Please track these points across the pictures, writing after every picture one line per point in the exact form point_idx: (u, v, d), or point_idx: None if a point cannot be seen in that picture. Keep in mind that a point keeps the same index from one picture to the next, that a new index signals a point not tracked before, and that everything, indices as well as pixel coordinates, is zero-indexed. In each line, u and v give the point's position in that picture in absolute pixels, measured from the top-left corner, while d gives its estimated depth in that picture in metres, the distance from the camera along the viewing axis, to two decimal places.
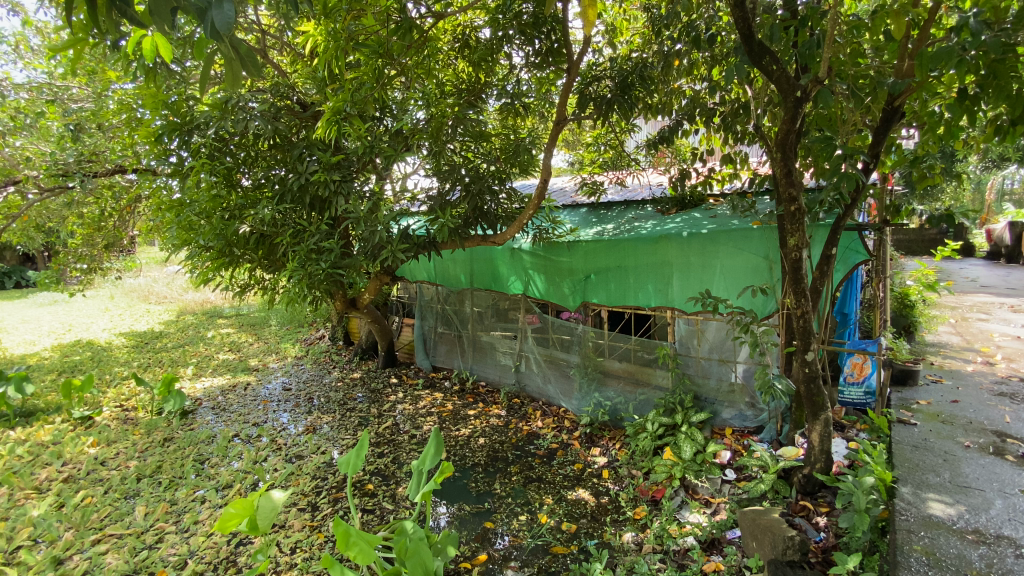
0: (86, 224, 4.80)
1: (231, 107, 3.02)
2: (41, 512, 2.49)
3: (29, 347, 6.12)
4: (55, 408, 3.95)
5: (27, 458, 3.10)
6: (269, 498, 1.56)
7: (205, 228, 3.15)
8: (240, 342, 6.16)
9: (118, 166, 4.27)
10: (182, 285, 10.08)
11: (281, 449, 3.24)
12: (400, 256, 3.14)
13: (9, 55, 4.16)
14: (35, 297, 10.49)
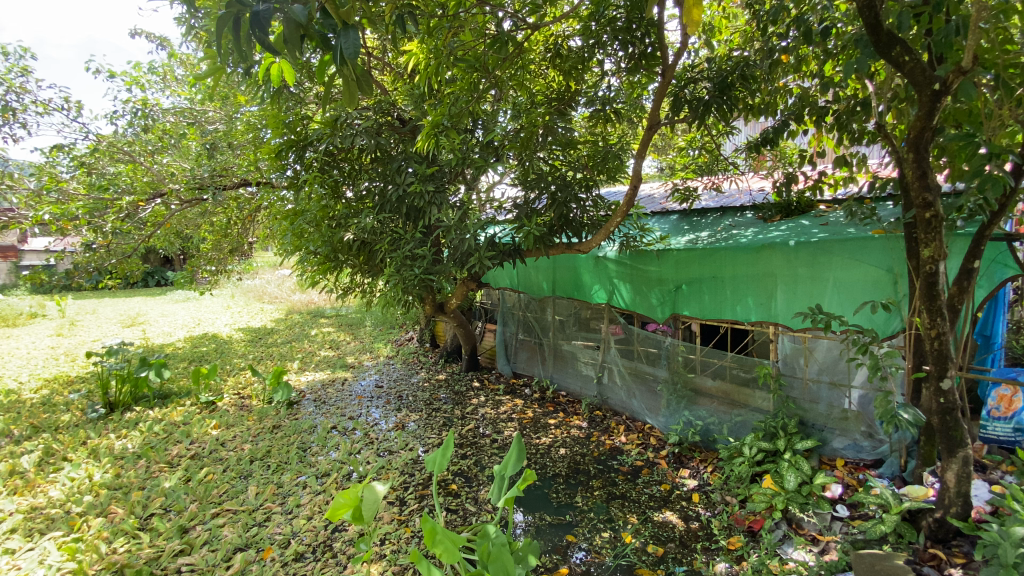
0: (217, 231, 5.46)
1: (339, 124, 3.28)
2: (173, 484, 2.84)
3: (167, 337, 7.06)
4: (186, 392, 4.50)
5: (163, 435, 3.55)
6: (372, 490, 1.58)
7: (314, 235, 3.44)
8: (338, 340, 6.64)
9: (242, 180, 4.81)
10: (290, 286, 11.09)
11: (373, 443, 3.43)
12: (487, 263, 3.20)
13: (160, 85, 4.84)
14: (174, 295, 12.06)
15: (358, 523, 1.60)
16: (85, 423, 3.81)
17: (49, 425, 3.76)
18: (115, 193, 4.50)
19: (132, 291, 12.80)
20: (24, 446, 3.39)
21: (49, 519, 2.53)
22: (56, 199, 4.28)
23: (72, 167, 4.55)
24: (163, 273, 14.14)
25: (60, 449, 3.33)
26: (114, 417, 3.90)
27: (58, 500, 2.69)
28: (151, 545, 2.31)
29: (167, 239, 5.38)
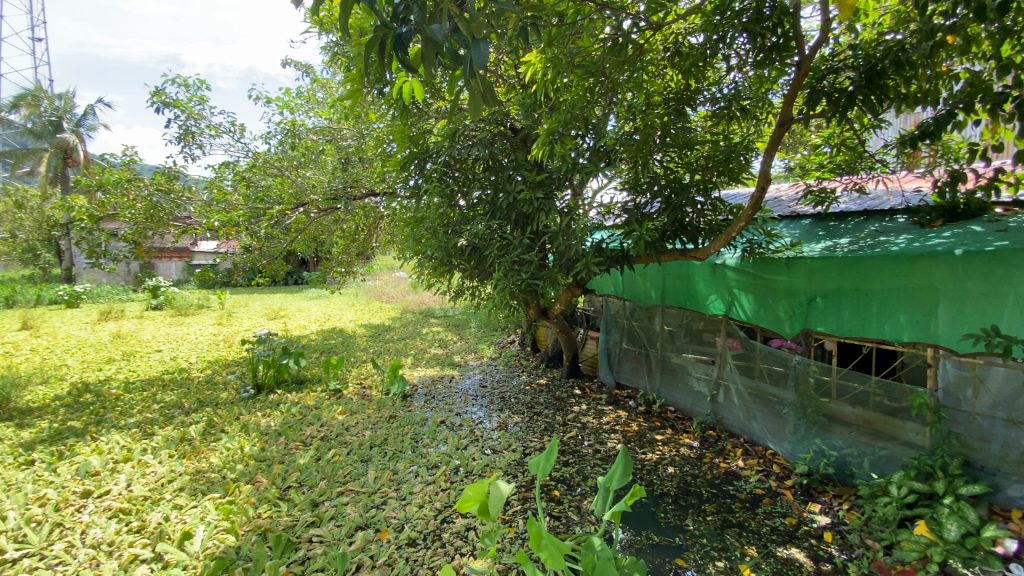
0: (347, 236, 6.05)
1: (457, 135, 3.45)
2: (306, 461, 3.19)
3: (303, 330, 7.97)
4: (317, 380, 5.03)
5: (299, 417, 4.00)
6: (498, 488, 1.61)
7: (431, 241, 3.66)
8: (446, 340, 6.98)
9: (369, 190, 5.28)
10: (405, 288, 11.94)
11: (478, 440, 3.55)
12: (595, 269, 3.16)
13: (306, 107, 5.49)
14: (309, 292, 13.60)
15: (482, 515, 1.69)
16: (239, 401, 4.43)
17: (212, 400, 4.42)
18: (267, 203, 5.19)
19: (274, 289, 14.59)
20: (194, 416, 4.02)
21: (210, 481, 2.97)
22: (222, 208, 5.15)
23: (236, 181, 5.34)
24: (300, 273, 15.95)
25: (219, 422, 3.90)
26: (261, 397, 4.47)
27: (218, 466, 3.15)
28: (288, 514, 2.61)
29: (306, 243, 6.08)
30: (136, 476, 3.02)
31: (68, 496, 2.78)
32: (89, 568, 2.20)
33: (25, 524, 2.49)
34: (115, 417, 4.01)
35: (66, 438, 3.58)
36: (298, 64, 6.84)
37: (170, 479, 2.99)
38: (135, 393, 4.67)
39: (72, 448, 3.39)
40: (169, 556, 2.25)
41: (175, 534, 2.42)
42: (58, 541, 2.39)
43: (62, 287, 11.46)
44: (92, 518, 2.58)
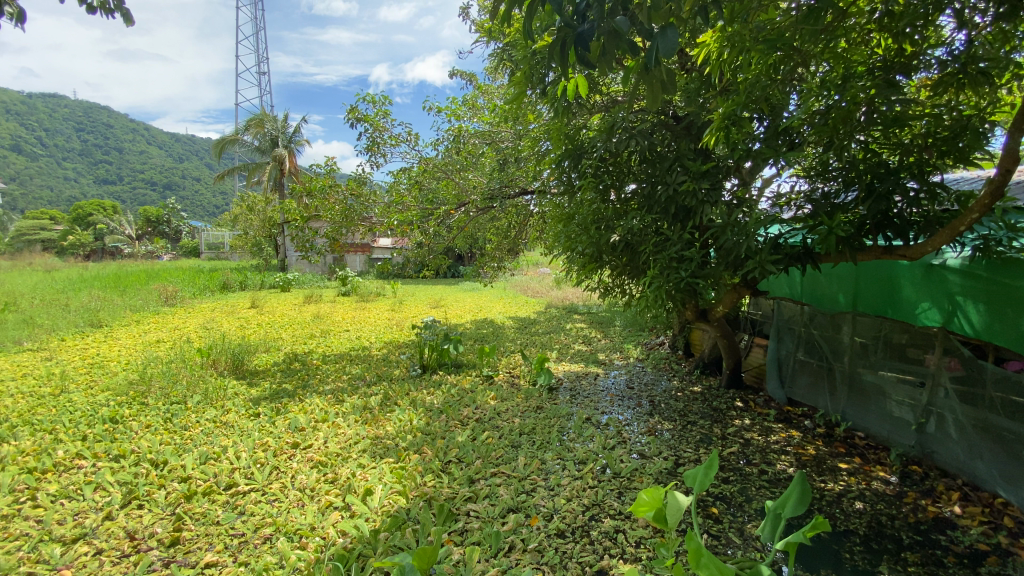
0: (501, 232, 6.39)
1: (616, 128, 3.39)
2: (464, 439, 3.45)
3: (459, 319, 8.65)
4: (472, 364, 5.41)
5: (457, 398, 4.35)
6: (676, 497, 1.64)
7: (583, 237, 3.64)
8: (592, 336, 6.95)
9: (523, 189, 5.49)
10: (550, 284, 12.23)
11: (626, 442, 3.46)
12: (769, 268, 2.83)
13: (471, 113, 5.91)
14: (463, 285, 14.74)
15: (662, 525, 1.70)
16: (407, 378, 4.99)
17: (386, 376, 5.05)
18: (436, 203, 5.74)
19: (434, 281, 16.09)
20: (373, 389, 4.63)
21: (386, 446, 3.40)
22: (399, 210, 5.92)
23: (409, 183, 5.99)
24: (456, 268, 17.36)
25: (392, 396, 4.43)
26: (425, 377, 4.97)
27: (392, 434, 3.59)
28: (449, 486, 2.85)
29: (464, 239, 6.56)
30: (330, 435, 3.59)
31: (283, 445, 3.42)
32: (298, 507, 2.67)
33: (253, 464, 3.14)
34: (315, 383, 4.82)
35: (282, 397, 4.40)
36: (464, 74, 7.41)
37: (356, 441, 3.49)
38: (330, 364, 5.56)
39: (285, 405, 4.17)
40: (355, 508, 2.63)
41: (359, 489, 2.81)
42: (276, 481, 2.95)
43: (278, 275, 14.10)
44: (299, 465, 3.13)
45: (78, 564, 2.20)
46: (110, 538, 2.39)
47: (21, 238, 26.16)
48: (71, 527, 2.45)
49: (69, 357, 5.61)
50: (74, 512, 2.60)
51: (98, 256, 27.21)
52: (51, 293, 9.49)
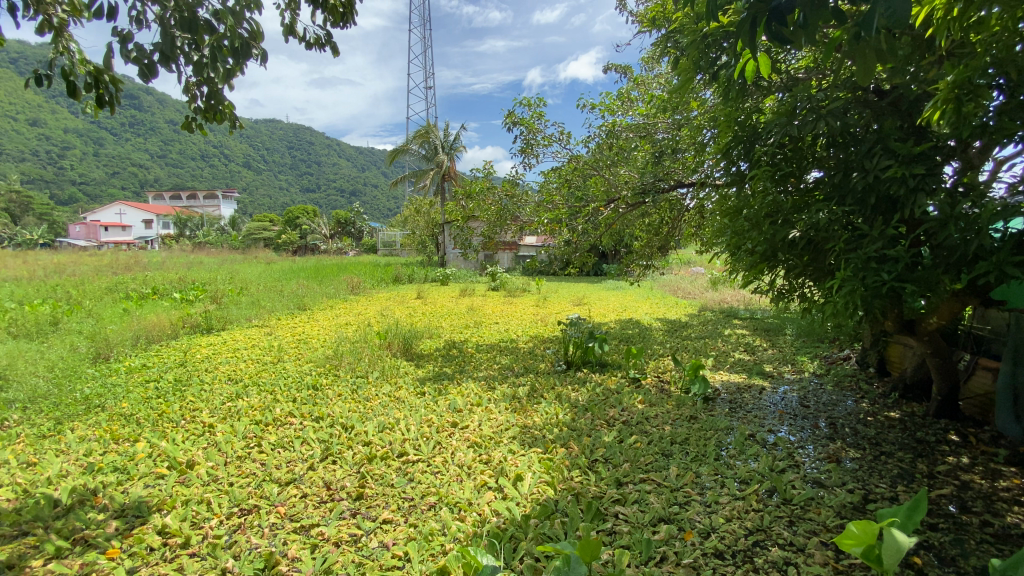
0: (654, 229, 6.13)
1: (798, 109, 2.99)
2: (611, 440, 3.40)
3: (604, 318, 8.55)
4: (618, 365, 5.30)
5: (602, 397, 4.30)
6: (893, 536, 1.36)
7: (754, 233, 3.29)
8: (755, 344, 6.29)
9: (679, 183, 5.19)
10: (703, 286, 11.44)
11: (798, 467, 3.05)
12: (1011, 271, 2.25)
13: (625, 107, 5.77)
14: (608, 283, 14.57)
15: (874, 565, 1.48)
16: (553, 373, 5.09)
17: (534, 368, 5.22)
18: (586, 200, 5.75)
19: (579, 279, 16.15)
20: (521, 380, 4.83)
21: (535, 437, 3.51)
22: (549, 208, 6.09)
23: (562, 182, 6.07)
24: (602, 266, 17.26)
25: (539, 389, 4.57)
26: (570, 373, 5.02)
27: (540, 426, 3.70)
28: (596, 484, 2.84)
29: (614, 237, 6.45)
30: (484, 419, 3.83)
31: (444, 423, 3.75)
32: (457, 481, 2.91)
33: (420, 438, 3.50)
34: (471, 369, 5.20)
35: (442, 379, 4.84)
36: (619, 69, 7.29)
37: (507, 428, 3.67)
38: (482, 353, 5.94)
39: (446, 387, 4.58)
40: (507, 491, 2.77)
41: (511, 474, 2.96)
42: (439, 455, 3.25)
43: (439, 269, 15.51)
44: (458, 443, 3.41)
45: (290, 503, 2.70)
46: (312, 485, 2.89)
47: (254, 237, 32.80)
48: (285, 472, 3.02)
49: (284, 333, 6.87)
50: (287, 460, 3.19)
51: (304, 251, 32.90)
52: (271, 281, 11.73)
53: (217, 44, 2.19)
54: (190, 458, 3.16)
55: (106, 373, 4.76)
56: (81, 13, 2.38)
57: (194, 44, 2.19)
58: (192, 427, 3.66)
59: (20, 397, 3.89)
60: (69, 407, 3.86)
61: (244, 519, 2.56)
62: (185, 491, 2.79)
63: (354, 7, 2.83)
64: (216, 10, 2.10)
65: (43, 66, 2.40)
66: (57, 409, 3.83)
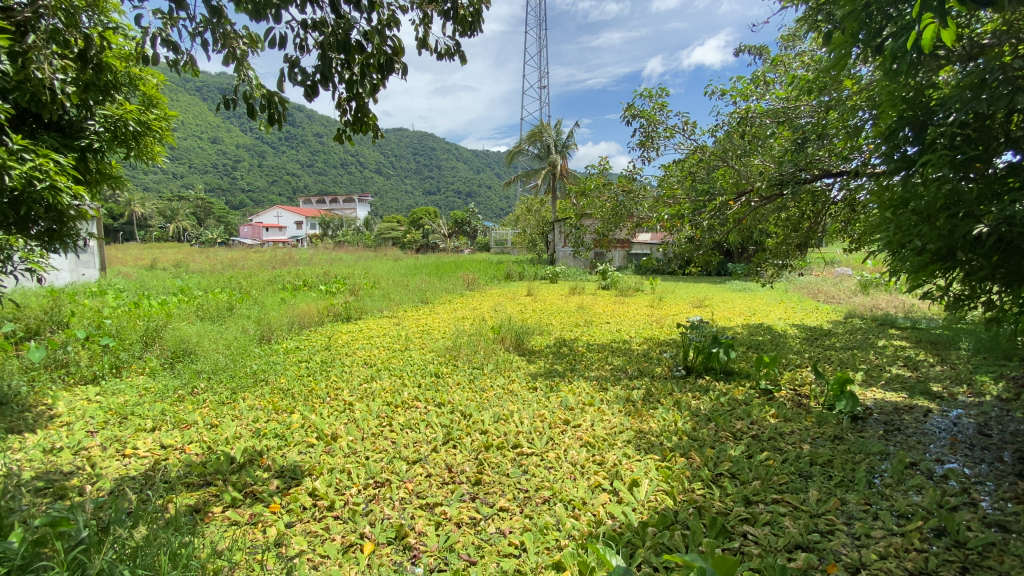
0: (791, 225, 5.54)
1: (988, 80, 2.48)
2: (738, 454, 3.15)
3: (728, 322, 7.94)
4: (746, 373, 4.88)
5: (728, 408, 4.00)
6: None
7: (923, 229, 2.81)
8: (918, 358, 5.39)
9: (825, 172, 4.61)
10: (850, 290, 10.08)
11: (978, 506, 2.55)
12: None
13: (761, 92, 5.28)
14: (733, 285, 13.51)
15: None
16: (671, 378, 4.85)
17: (649, 372, 5.03)
18: (711, 194, 5.38)
19: (700, 279, 15.22)
20: (636, 383, 4.68)
21: (651, 442, 3.38)
22: (670, 203, 5.80)
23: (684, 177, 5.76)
24: (727, 267, 16.08)
25: (656, 393, 4.38)
26: (690, 379, 4.75)
27: (657, 432, 3.56)
28: (721, 500, 2.65)
29: (744, 234, 5.95)
30: (597, 419, 3.79)
31: (557, 419, 3.79)
32: (571, 478, 2.92)
33: (533, 432, 3.57)
34: (583, 368, 5.17)
35: (554, 376, 4.88)
36: (754, 50, 6.70)
37: (621, 430, 3.59)
38: (594, 353, 5.87)
39: (558, 384, 4.60)
40: (623, 495, 2.70)
41: (626, 478, 2.89)
42: (552, 450, 3.28)
43: (550, 267, 15.63)
44: (571, 441, 3.41)
45: (416, 480, 2.92)
46: (435, 466, 3.10)
47: (385, 236, 35.94)
48: (412, 451, 3.27)
49: (410, 324, 7.45)
50: (414, 441, 3.45)
51: (427, 249, 35.26)
52: (399, 277, 12.75)
53: (366, 62, 2.44)
54: (334, 431, 3.57)
55: (268, 353, 5.57)
56: (258, 44, 2.78)
57: (346, 64, 2.46)
58: (335, 403, 4.13)
59: (206, 369, 4.72)
60: (241, 379, 4.59)
61: (378, 491, 2.82)
62: (330, 460, 3.16)
63: (482, 14, 2.94)
64: (365, 31, 2.33)
65: (229, 93, 2.84)
66: (233, 380, 4.58)
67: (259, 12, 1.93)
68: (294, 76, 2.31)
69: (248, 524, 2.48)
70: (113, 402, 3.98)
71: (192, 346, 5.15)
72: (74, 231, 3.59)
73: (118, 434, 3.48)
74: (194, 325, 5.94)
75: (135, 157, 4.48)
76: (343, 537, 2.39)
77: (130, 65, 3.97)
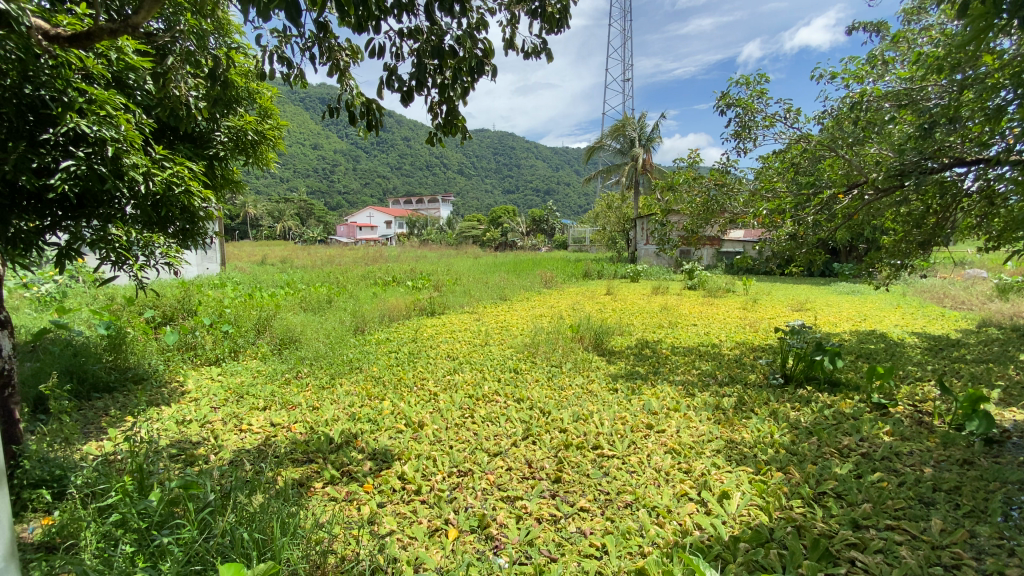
0: (912, 221, 4.93)
1: None
2: (844, 473, 2.87)
3: (833, 327, 7.25)
4: (855, 386, 4.42)
5: (832, 422, 3.66)
6: None
7: None
8: None
9: (956, 160, 4.05)
10: (985, 296, 8.79)
11: None
12: None
13: (878, 73, 4.75)
14: (838, 287, 12.32)
15: None
16: (766, 386, 4.52)
17: (742, 379, 4.73)
18: (817, 186, 4.94)
19: (800, 281, 14.04)
20: (727, 390, 4.42)
21: (743, 454, 3.19)
22: (769, 197, 5.40)
23: (783, 170, 5.35)
24: (831, 267, 14.70)
25: (749, 402, 4.12)
26: (788, 389, 4.40)
27: (750, 443, 3.34)
28: (824, 521, 2.43)
29: (854, 232, 5.39)
30: (683, 425, 3.63)
31: (640, 423, 3.69)
32: (655, 485, 2.83)
33: (615, 433, 3.50)
34: (667, 371, 4.98)
35: (636, 378, 4.74)
36: (870, 27, 6.05)
37: (710, 438, 3.42)
38: (679, 356, 5.64)
39: (640, 387, 4.47)
40: (712, 507, 2.57)
41: (716, 489, 2.74)
42: (634, 455, 3.20)
43: (631, 266, 15.22)
44: (654, 446, 3.31)
45: (497, 473, 2.99)
46: (516, 460, 3.14)
47: (467, 234, 37.03)
48: (493, 444, 3.35)
49: (489, 320, 7.63)
50: (496, 434, 3.52)
51: (507, 246, 35.79)
52: (478, 273, 13.06)
53: (459, 66, 2.53)
54: (420, 419, 3.75)
55: (362, 343, 5.97)
56: (359, 54, 2.97)
57: (440, 69, 2.56)
58: (421, 393, 4.33)
59: (309, 356, 5.16)
60: (338, 366, 4.97)
61: (462, 480, 2.92)
62: (417, 447, 3.32)
63: (569, 11, 2.92)
64: (458, 37, 2.41)
65: (333, 102, 3.07)
66: (331, 366, 4.97)
67: (362, 24, 2.06)
68: (393, 84, 2.45)
69: (344, 501, 2.68)
70: (231, 382, 4.47)
71: (297, 334, 5.65)
72: (203, 230, 4.07)
73: (236, 411, 3.91)
74: (299, 315, 6.52)
75: (252, 164, 4.97)
76: (429, 521, 2.51)
77: (248, 80, 4.43)
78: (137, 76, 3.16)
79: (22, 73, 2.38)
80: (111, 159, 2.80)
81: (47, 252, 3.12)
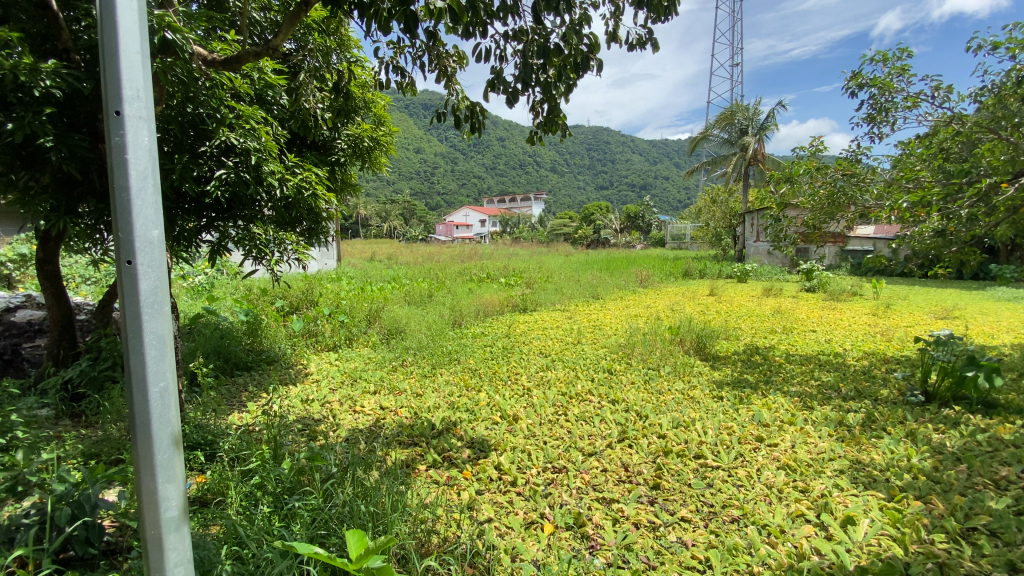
0: None
1: None
2: (1002, 507, 2.44)
3: (989, 339, 6.20)
4: (1019, 409, 3.74)
5: (986, 448, 3.14)
6: None
7: None
8: None
9: None
10: None
11: None
12: None
13: None
14: (998, 291, 10.49)
15: None
16: (902, 403, 3.99)
17: (871, 394, 4.21)
18: (973, 175, 4.26)
19: (945, 283, 12.18)
20: (852, 404, 3.97)
21: (872, 477, 2.86)
22: (911, 187, 4.73)
23: (927, 157, 4.67)
24: (989, 267, 12.55)
25: (880, 419, 3.67)
26: (929, 407, 3.85)
27: (881, 465, 2.98)
28: (973, 561, 2.10)
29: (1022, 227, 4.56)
30: (799, 441, 3.33)
31: (748, 434, 3.45)
32: (766, 502, 2.64)
33: (720, 444, 3.31)
34: (779, 381, 4.59)
35: (743, 386, 4.42)
36: None
37: (831, 457, 3.10)
38: (795, 364, 5.17)
39: (748, 396, 4.17)
40: (834, 532, 2.34)
41: (839, 513, 2.49)
42: (742, 468, 3.00)
43: (738, 266, 14.23)
44: (765, 461, 3.08)
45: (592, 473, 2.97)
46: (612, 462, 3.10)
47: (562, 231, 37.01)
48: (588, 444, 3.32)
49: (582, 318, 7.59)
50: (591, 434, 3.50)
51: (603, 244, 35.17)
52: (571, 271, 13.02)
53: (564, 63, 2.54)
54: (515, 413, 3.84)
55: (460, 336, 6.23)
56: (464, 59, 3.09)
57: (544, 68, 2.59)
58: (517, 387, 4.43)
59: (414, 346, 5.50)
60: (439, 357, 5.24)
61: (557, 476, 2.95)
62: (512, 439, 3.41)
63: None
64: (563, 35, 2.42)
65: (440, 107, 3.23)
66: (433, 357, 5.25)
67: (470, 31, 2.15)
68: (498, 86, 2.53)
69: (445, 484, 2.83)
70: (347, 367, 4.92)
71: (403, 326, 6.05)
72: (324, 229, 4.50)
73: (351, 393, 4.29)
74: (405, 308, 6.97)
75: (367, 168, 5.40)
76: (525, 513, 2.56)
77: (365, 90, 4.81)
78: (274, 93, 3.55)
79: (185, 95, 2.79)
80: (253, 166, 3.21)
81: (203, 248, 3.63)
